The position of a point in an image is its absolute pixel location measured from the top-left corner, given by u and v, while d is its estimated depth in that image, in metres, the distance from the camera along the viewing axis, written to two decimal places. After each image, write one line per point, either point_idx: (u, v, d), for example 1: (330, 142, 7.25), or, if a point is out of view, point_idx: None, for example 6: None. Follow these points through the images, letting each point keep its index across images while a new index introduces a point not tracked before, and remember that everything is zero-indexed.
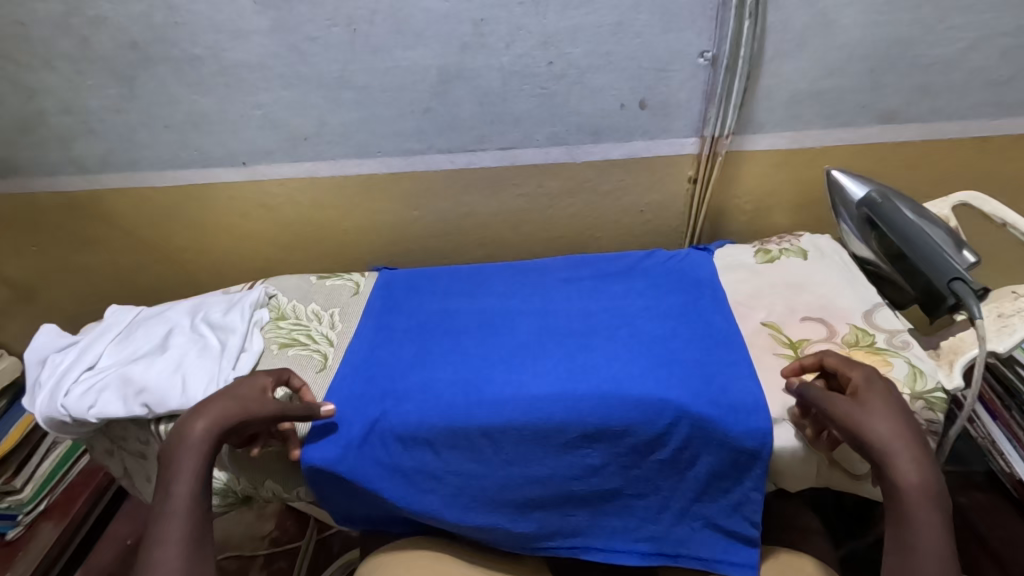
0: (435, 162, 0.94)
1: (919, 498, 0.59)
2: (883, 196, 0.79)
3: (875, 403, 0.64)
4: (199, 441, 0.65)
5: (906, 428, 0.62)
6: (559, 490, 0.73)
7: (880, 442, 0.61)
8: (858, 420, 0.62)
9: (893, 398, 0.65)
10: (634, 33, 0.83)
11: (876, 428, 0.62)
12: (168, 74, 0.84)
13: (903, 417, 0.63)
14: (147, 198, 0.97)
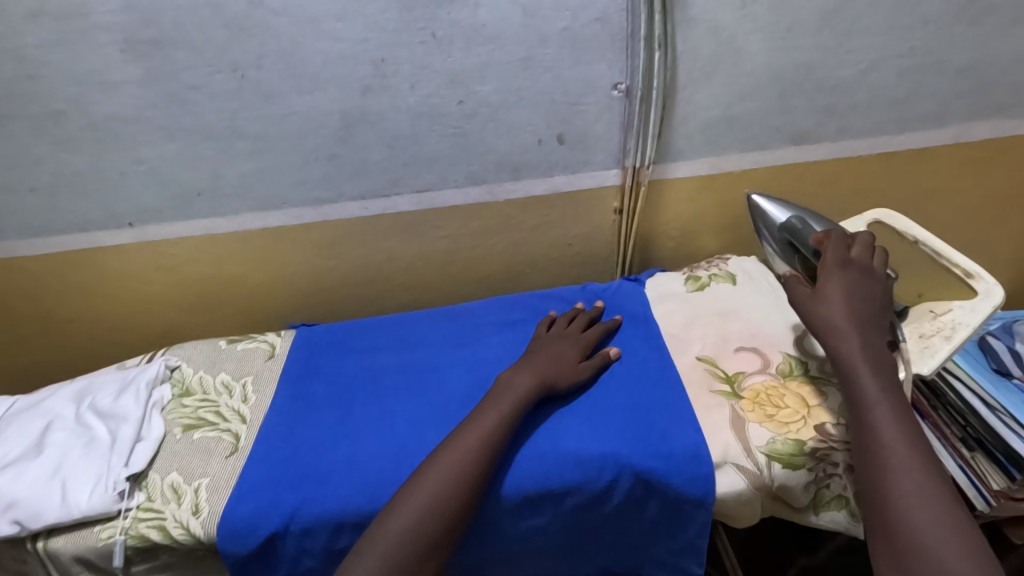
0: (347, 210, 0.89)
1: (860, 364, 0.61)
2: (803, 221, 0.77)
3: (828, 281, 0.66)
4: (516, 402, 0.67)
5: (857, 300, 0.65)
6: (504, 555, 0.68)
7: (827, 318, 0.64)
8: (807, 304, 0.66)
9: (853, 275, 0.66)
10: (543, 68, 0.79)
11: (823, 309, 0.64)
12: (28, 132, 0.77)
13: (859, 290, 0.65)
14: (21, 268, 0.91)
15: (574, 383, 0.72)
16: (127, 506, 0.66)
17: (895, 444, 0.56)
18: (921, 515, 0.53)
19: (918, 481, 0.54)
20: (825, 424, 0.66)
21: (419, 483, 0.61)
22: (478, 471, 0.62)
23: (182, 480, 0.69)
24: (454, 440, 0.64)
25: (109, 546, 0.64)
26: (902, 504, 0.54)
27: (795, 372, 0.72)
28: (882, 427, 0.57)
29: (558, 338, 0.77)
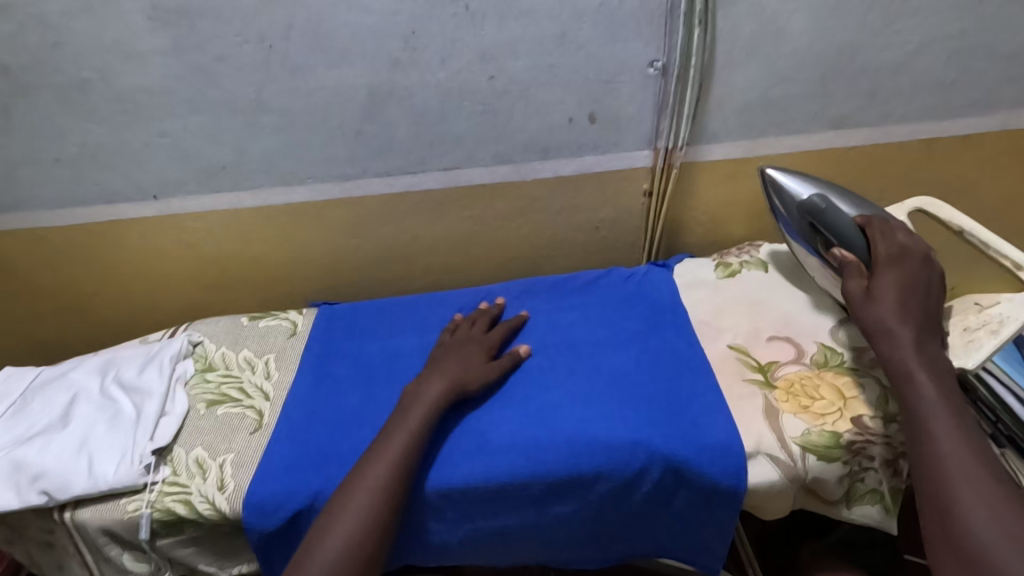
0: (371, 187, 0.88)
1: (915, 368, 0.60)
2: (826, 200, 0.73)
3: (880, 278, 0.66)
4: (423, 415, 0.65)
5: (912, 300, 0.64)
6: (528, 539, 0.68)
7: (880, 318, 0.63)
8: (859, 304, 0.65)
9: (907, 271, 0.66)
10: (578, 44, 0.77)
11: (878, 311, 0.63)
12: (51, 101, 0.76)
13: (912, 287, 0.65)
14: (44, 239, 0.90)
15: (485, 384, 0.70)
16: (153, 480, 0.66)
17: (955, 451, 0.55)
18: (986, 521, 0.52)
19: (984, 489, 0.53)
20: (863, 417, 0.64)
21: (343, 499, 0.60)
22: (398, 483, 0.61)
23: (207, 455, 0.69)
24: (364, 461, 0.62)
25: (136, 519, 0.64)
26: (967, 511, 0.53)
27: (830, 363, 0.70)
28: (941, 434, 0.56)
29: (461, 343, 0.75)
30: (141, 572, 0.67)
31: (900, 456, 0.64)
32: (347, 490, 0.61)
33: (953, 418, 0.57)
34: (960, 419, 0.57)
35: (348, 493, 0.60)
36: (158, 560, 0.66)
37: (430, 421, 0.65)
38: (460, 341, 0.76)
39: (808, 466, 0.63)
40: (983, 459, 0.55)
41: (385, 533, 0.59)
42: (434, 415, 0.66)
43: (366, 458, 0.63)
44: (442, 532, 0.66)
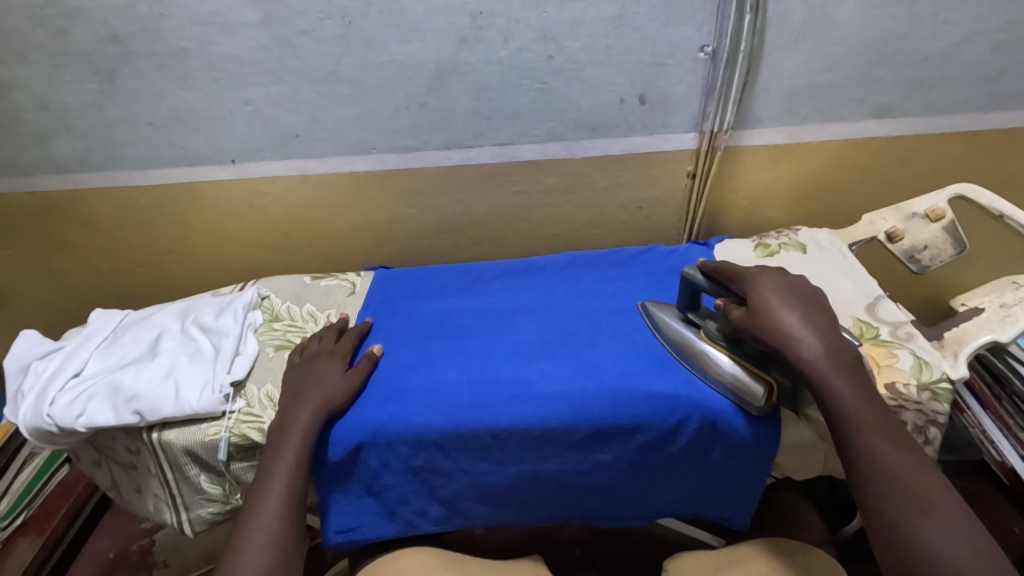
0: (430, 159, 0.95)
1: (836, 383, 0.59)
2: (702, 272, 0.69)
3: (777, 304, 0.64)
4: (300, 440, 0.66)
5: (815, 322, 0.63)
6: (569, 483, 0.73)
7: (795, 345, 0.61)
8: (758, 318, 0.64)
9: (798, 294, 0.66)
10: (633, 27, 0.82)
11: (771, 320, 0.63)
12: (152, 68, 0.86)
13: (810, 308, 0.65)
14: (130, 197, 0.99)
15: (350, 396, 0.71)
16: (230, 409, 0.73)
17: (891, 458, 0.56)
18: (932, 514, 0.53)
19: (920, 485, 0.54)
20: (896, 384, 0.66)
21: (255, 506, 0.63)
22: (298, 484, 0.65)
23: (278, 391, 0.76)
24: (261, 472, 0.65)
25: (215, 442, 0.71)
26: (916, 511, 0.53)
27: (866, 336, 0.73)
28: (872, 442, 0.57)
29: (318, 358, 0.75)
30: (216, 492, 0.74)
31: (931, 424, 0.66)
32: (252, 501, 0.63)
33: (882, 424, 0.57)
34: (882, 421, 0.58)
35: (255, 503, 0.63)
36: (233, 481, 0.73)
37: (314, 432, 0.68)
38: (310, 359, 0.76)
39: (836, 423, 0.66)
40: (910, 455, 0.56)
41: (294, 528, 0.63)
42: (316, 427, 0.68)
43: (260, 472, 0.65)
44: (490, 470, 0.72)
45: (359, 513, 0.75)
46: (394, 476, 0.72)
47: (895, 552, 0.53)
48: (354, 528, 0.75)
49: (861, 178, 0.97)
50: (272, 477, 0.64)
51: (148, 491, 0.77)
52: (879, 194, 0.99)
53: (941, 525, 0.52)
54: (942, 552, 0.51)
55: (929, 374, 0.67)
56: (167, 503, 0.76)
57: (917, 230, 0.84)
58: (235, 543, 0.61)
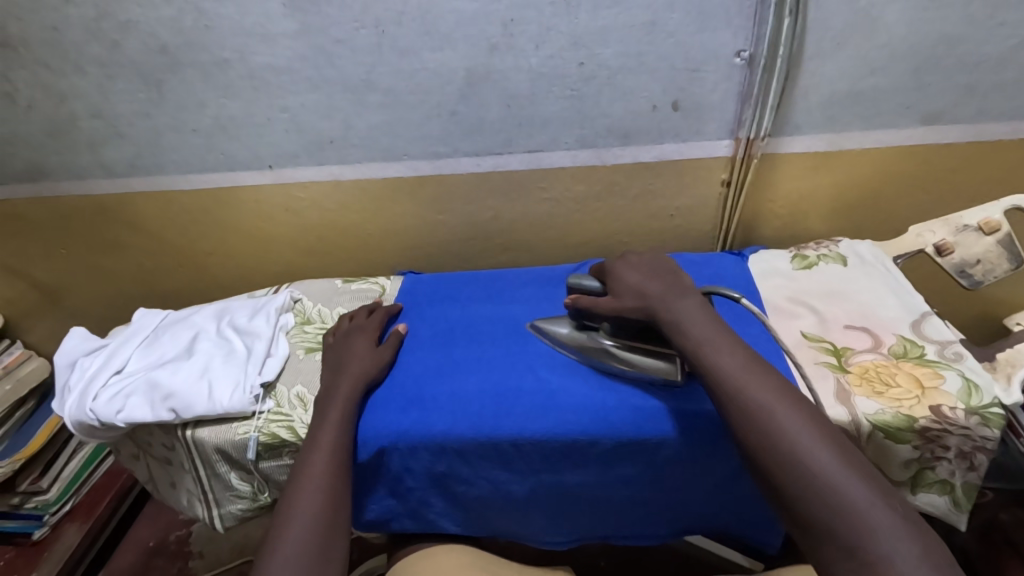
0: (461, 166, 0.96)
1: (669, 308, 0.64)
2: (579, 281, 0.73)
3: (635, 277, 0.68)
4: (345, 406, 0.69)
5: (658, 280, 0.68)
6: (590, 495, 0.72)
7: (647, 300, 0.66)
8: (628, 280, 0.69)
9: (652, 265, 0.70)
10: (666, 33, 0.81)
11: (638, 282, 0.68)
12: (196, 77, 0.89)
13: (658, 268, 0.70)
14: (173, 200, 1.03)
15: (383, 367, 0.75)
16: (260, 409, 0.74)
17: (740, 373, 0.57)
18: (788, 417, 0.53)
19: (766, 392, 0.55)
20: (942, 406, 0.62)
21: (288, 513, 0.60)
22: (335, 486, 0.63)
23: (307, 392, 0.77)
24: (291, 480, 0.63)
25: (244, 441, 0.72)
26: (775, 417, 0.53)
27: (910, 354, 0.69)
28: (724, 365, 0.58)
29: (351, 335, 0.79)
30: (244, 490, 0.76)
31: (978, 450, 0.62)
32: (285, 506, 0.61)
33: (714, 336, 0.60)
34: (727, 344, 0.60)
35: (286, 510, 0.61)
36: (260, 479, 0.74)
37: (352, 409, 0.69)
38: (347, 334, 0.80)
39: (870, 441, 0.63)
40: (757, 368, 0.57)
41: (341, 517, 0.62)
42: (348, 423, 0.68)
43: (291, 480, 0.63)
44: (510, 478, 0.71)
45: (383, 513, 0.75)
46: (416, 480, 0.72)
47: (762, 465, 0.53)
48: (380, 523, 0.77)
49: (906, 187, 0.92)
50: (317, 442, 0.66)
51: (182, 486, 0.80)
52: (929, 205, 0.94)
53: (796, 423, 0.53)
54: (806, 452, 0.51)
55: (979, 399, 0.63)
56: (199, 498, 0.78)
57: (969, 243, 0.80)
58: (267, 549, 0.58)
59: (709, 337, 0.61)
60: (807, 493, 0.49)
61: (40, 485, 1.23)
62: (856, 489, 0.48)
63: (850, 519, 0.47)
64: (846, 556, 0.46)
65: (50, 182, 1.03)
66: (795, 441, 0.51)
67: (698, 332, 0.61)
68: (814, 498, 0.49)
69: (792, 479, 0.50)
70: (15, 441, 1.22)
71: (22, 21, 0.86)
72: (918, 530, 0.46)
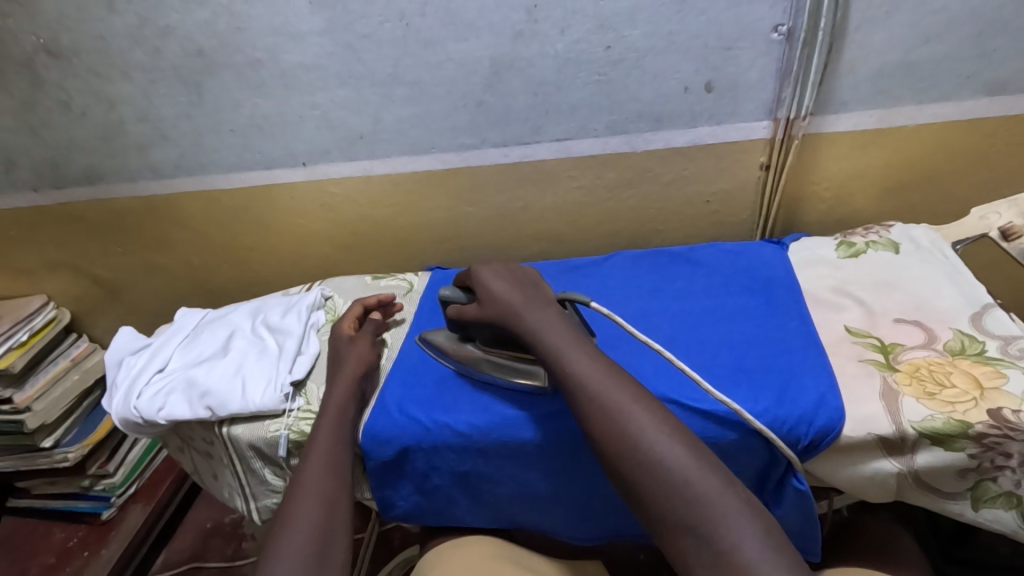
0: (489, 157, 0.95)
1: (525, 315, 0.65)
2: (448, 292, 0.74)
3: (498, 285, 0.68)
4: (340, 412, 0.69)
5: (512, 286, 0.68)
6: (621, 496, 0.70)
7: (506, 306, 0.66)
8: (485, 286, 0.69)
9: (514, 275, 0.70)
10: (699, 10, 0.77)
11: (491, 293, 0.68)
12: (231, 79, 0.91)
13: (518, 279, 0.70)
14: (215, 199, 1.07)
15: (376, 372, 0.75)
16: (291, 407, 0.76)
17: (593, 375, 0.58)
18: (638, 416, 0.54)
19: (619, 392, 0.56)
20: (1002, 410, 0.57)
21: (287, 513, 0.60)
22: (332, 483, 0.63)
23: None
24: (297, 474, 0.64)
25: (276, 439, 0.74)
26: (627, 417, 0.54)
27: (968, 351, 0.64)
28: (578, 369, 0.58)
29: (342, 344, 0.79)
30: (279, 485, 0.78)
31: None
32: (285, 508, 0.61)
33: (568, 340, 0.61)
34: (582, 348, 0.61)
35: (284, 512, 0.60)
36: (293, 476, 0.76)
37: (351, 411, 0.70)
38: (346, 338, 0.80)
39: (922, 451, 0.58)
40: (610, 370, 0.58)
41: (339, 514, 0.61)
42: (347, 412, 0.70)
43: (291, 482, 0.64)
44: (535, 477, 0.70)
45: (411, 509, 0.76)
46: (444, 480, 0.72)
47: (618, 466, 0.53)
48: (408, 518, 0.77)
49: (967, 164, 0.85)
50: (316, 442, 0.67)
51: (223, 479, 0.83)
52: (993, 183, 0.87)
53: (646, 422, 0.53)
54: (657, 452, 0.51)
55: None
56: (238, 491, 0.81)
57: None
58: (273, 539, 0.58)
59: (567, 343, 0.61)
60: (662, 490, 0.50)
61: (107, 469, 1.32)
62: (705, 479, 0.49)
63: (700, 511, 0.48)
64: (700, 551, 0.47)
65: (104, 185, 1.08)
66: (646, 438, 0.52)
67: (552, 334, 0.62)
68: (669, 496, 0.49)
69: (648, 478, 0.51)
70: (84, 428, 1.31)
71: (72, 31, 0.90)
72: (763, 518, 0.47)
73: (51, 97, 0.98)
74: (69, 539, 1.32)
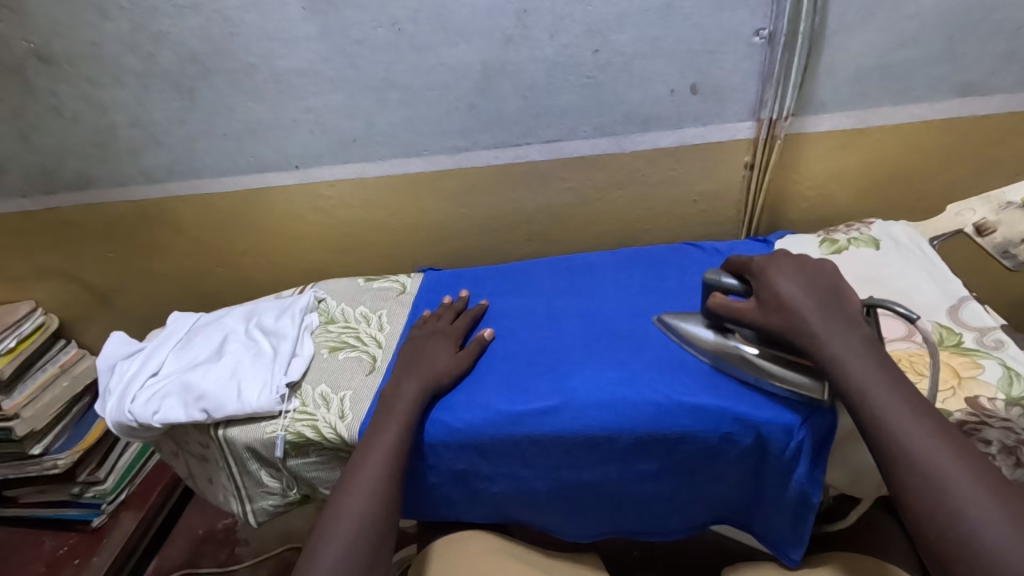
0: (481, 159, 0.96)
1: (812, 316, 0.60)
2: (715, 276, 0.68)
3: (783, 280, 0.63)
4: (409, 408, 0.69)
5: (807, 291, 0.62)
6: (615, 491, 0.72)
7: (795, 314, 0.61)
8: (777, 287, 0.63)
9: (800, 269, 0.64)
10: (683, 15, 0.79)
11: (785, 298, 0.62)
12: (224, 83, 0.92)
13: (809, 279, 0.63)
14: (208, 203, 1.08)
15: (456, 375, 0.73)
16: (286, 408, 0.76)
17: (886, 397, 0.54)
18: (929, 450, 0.51)
19: (918, 421, 0.53)
20: (979, 398, 0.59)
21: (343, 496, 0.63)
22: (388, 480, 0.64)
23: (330, 391, 0.78)
24: (359, 455, 0.66)
25: (273, 440, 0.75)
26: (919, 449, 0.51)
27: (946, 343, 0.66)
28: (870, 386, 0.55)
29: (432, 338, 0.78)
30: (275, 485, 0.79)
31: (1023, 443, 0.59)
32: (341, 492, 0.64)
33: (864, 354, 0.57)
34: (880, 367, 0.56)
35: (339, 500, 0.63)
36: (288, 476, 0.77)
37: (417, 408, 0.69)
38: (428, 334, 0.80)
39: None
40: (914, 398, 0.54)
41: (388, 517, 0.63)
42: (419, 404, 0.69)
43: (353, 465, 0.65)
44: (529, 474, 0.71)
45: (411, 505, 0.77)
46: (441, 478, 0.73)
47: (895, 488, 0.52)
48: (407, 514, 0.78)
49: (943, 163, 0.89)
50: (381, 435, 0.67)
51: (217, 483, 0.83)
52: (968, 181, 0.90)
53: (943, 458, 0.50)
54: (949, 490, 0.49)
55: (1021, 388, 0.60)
56: (234, 494, 0.81)
57: (1013, 222, 0.78)
58: (329, 516, 0.62)
59: (855, 355, 0.57)
60: (941, 523, 0.48)
61: (98, 475, 1.32)
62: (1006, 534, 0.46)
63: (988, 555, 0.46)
64: None
65: (95, 190, 1.08)
66: (939, 475, 0.50)
67: (841, 343, 0.58)
68: (950, 536, 0.48)
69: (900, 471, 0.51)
70: (73, 435, 1.30)
71: (63, 37, 0.90)
72: None
73: (42, 103, 0.98)
74: (58, 549, 1.30)
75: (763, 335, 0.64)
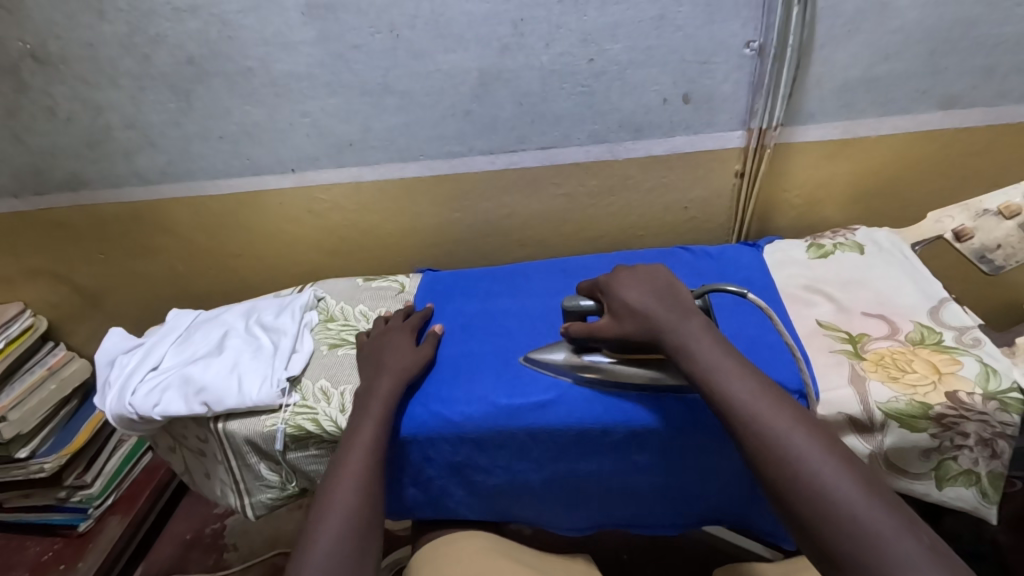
0: (477, 164, 0.98)
1: (663, 325, 0.63)
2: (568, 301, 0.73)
3: (630, 292, 0.67)
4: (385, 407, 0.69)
5: (652, 298, 0.66)
6: (608, 483, 0.73)
7: (647, 322, 0.64)
8: (624, 299, 0.67)
9: (646, 278, 0.69)
10: (676, 26, 0.81)
11: (634, 307, 0.66)
12: (222, 86, 0.93)
13: (653, 286, 0.68)
14: (202, 204, 1.08)
15: (421, 367, 0.75)
16: (286, 402, 0.77)
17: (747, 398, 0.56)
18: (798, 443, 0.53)
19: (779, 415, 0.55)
20: (958, 393, 0.62)
21: (328, 496, 0.63)
22: (371, 473, 0.65)
23: (330, 386, 0.79)
24: (340, 454, 0.67)
25: (273, 433, 0.75)
26: (789, 444, 0.53)
27: (927, 341, 0.69)
28: (733, 388, 0.57)
29: (386, 335, 0.79)
30: (274, 479, 0.79)
31: (998, 436, 0.62)
32: (325, 491, 0.64)
33: (721, 359, 0.59)
34: (738, 369, 0.58)
35: (325, 500, 0.63)
36: (288, 469, 0.78)
37: (393, 404, 0.70)
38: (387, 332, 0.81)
39: (885, 430, 0.63)
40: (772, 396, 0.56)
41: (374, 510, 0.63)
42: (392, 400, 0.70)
43: (333, 466, 0.66)
44: (525, 467, 0.73)
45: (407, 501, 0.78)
46: (439, 472, 0.74)
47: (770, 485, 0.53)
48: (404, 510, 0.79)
49: (924, 173, 0.92)
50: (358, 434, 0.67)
51: (215, 476, 0.83)
52: (947, 189, 0.94)
53: (805, 446, 0.52)
54: (823, 482, 0.50)
55: (997, 383, 0.62)
56: (231, 487, 0.81)
57: (989, 228, 0.81)
58: (316, 516, 0.62)
59: (711, 355, 0.60)
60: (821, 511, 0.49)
61: (85, 480, 1.30)
62: (879, 518, 0.48)
63: (866, 533, 0.47)
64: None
65: (88, 191, 1.08)
66: (808, 466, 0.51)
67: (699, 348, 0.60)
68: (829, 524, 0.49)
69: (781, 472, 0.52)
70: (60, 438, 1.29)
71: (60, 39, 0.91)
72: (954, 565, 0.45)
73: (36, 102, 0.98)
74: (43, 553, 1.29)
75: (623, 345, 0.67)
